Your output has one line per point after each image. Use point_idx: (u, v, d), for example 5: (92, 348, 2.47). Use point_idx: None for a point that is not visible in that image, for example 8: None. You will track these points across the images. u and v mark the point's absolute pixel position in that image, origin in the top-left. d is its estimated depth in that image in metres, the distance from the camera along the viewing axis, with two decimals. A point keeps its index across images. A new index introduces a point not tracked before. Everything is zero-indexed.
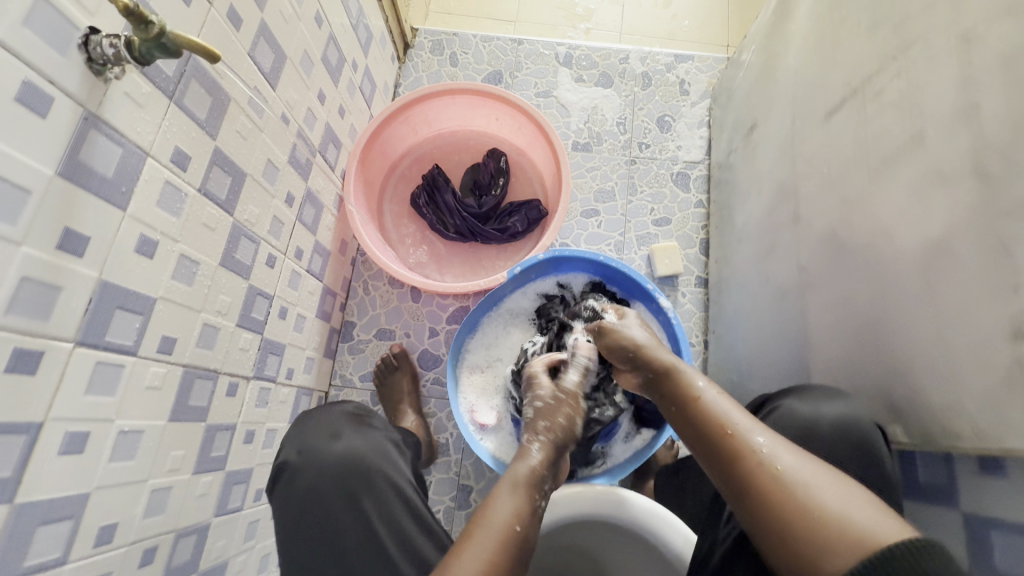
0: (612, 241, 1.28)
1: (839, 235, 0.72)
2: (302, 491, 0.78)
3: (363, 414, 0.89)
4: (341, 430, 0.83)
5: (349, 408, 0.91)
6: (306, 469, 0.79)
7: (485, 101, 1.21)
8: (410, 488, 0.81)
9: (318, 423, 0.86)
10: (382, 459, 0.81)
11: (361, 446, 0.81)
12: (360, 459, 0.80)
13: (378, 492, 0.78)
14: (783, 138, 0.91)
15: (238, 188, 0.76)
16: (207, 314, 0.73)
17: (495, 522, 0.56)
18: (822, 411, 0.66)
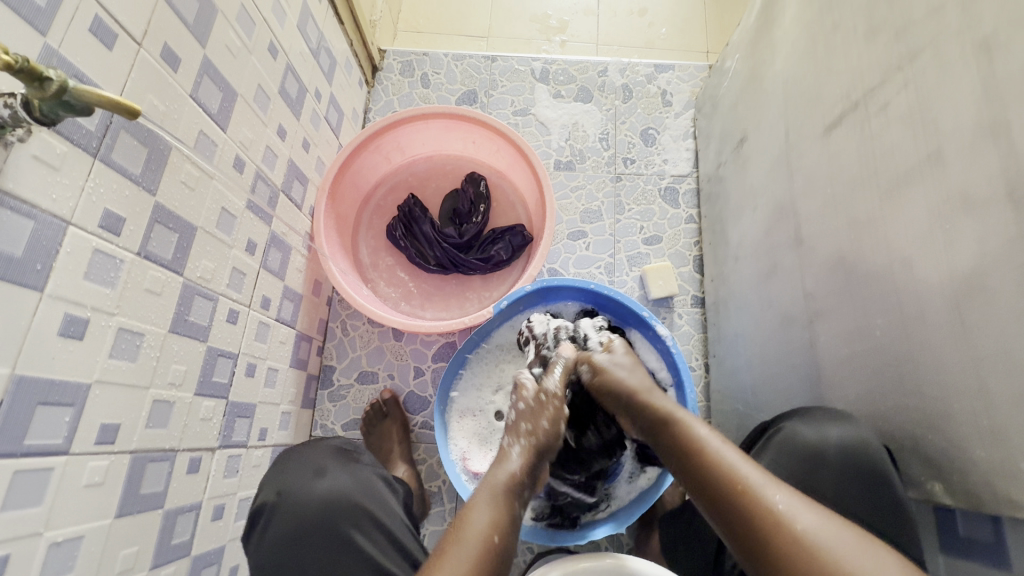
0: (602, 263, 1.21)
1: (851, 261, 0.65)
2: (281, 539, 0.69)
3: (352, 448, 0.80)
4: (327, 467, 0.74)
5: (333, 441, 0.80)
6: (287, 518, 0.70)
7: (460, 124, 1.14)
8: (399, 528, 0.73)
9: (302, 459, 0.75)
10: (368, 498, 0.73)
11: (351, 487, 0.73)
12: (346, 499, 0.72)
13: (368, 535, 0.71)
14: (776, 152, 0.85)
15: (187, 244, 0.68)
16: (157, 389, 0.65)
17: (474, 532, 0.57)
18: (827, 434, 0.63)
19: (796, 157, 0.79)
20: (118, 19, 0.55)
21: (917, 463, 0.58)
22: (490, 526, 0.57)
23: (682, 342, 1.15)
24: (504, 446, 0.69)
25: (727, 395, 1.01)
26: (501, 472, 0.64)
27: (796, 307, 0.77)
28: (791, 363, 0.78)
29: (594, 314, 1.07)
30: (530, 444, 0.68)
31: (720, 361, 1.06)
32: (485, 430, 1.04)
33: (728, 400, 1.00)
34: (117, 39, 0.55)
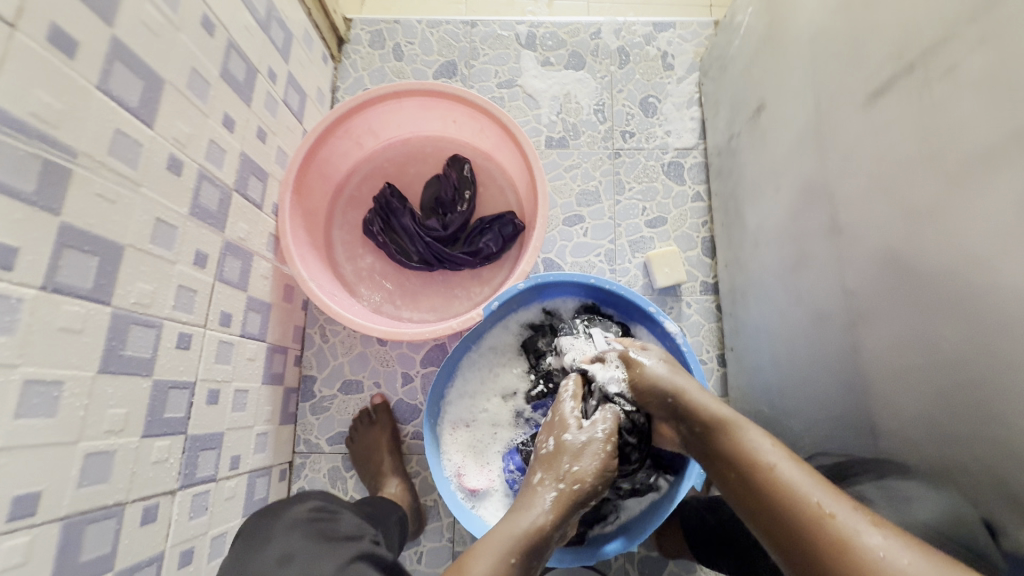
0: (602, 251, 1.11)
1: (904, 259, 0.55)
2: None
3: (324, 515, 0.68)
4: (292, 552, 0.60)
5: (308, 505, 0.68)
6: None
7: (438, 101, 1.02)
8: None
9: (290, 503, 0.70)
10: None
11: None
12: None
13: None
14: (801, 123, 0.74)
15: (112, 268, 0.58)
16: (90, 442, 0.56)
17: None
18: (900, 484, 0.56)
19: (828, 129, 0.67)
20: None
21: (997, 501, 0.48)
22: None
23: (692, 334, 1.06)
24: (537, 483, 0.63)
25: (747, 393, 0.93)
26: (528, 520, 0.59)
27: (832, 305, 0.67)
28: (827, 368, 0.69)
29: (594, 309, 0.97)
30: (569, 490, 0.62)
31: (738, 356, 0.97)
32: (479, 441, 0.96)
33: (750, 399, 0.92)
34: None
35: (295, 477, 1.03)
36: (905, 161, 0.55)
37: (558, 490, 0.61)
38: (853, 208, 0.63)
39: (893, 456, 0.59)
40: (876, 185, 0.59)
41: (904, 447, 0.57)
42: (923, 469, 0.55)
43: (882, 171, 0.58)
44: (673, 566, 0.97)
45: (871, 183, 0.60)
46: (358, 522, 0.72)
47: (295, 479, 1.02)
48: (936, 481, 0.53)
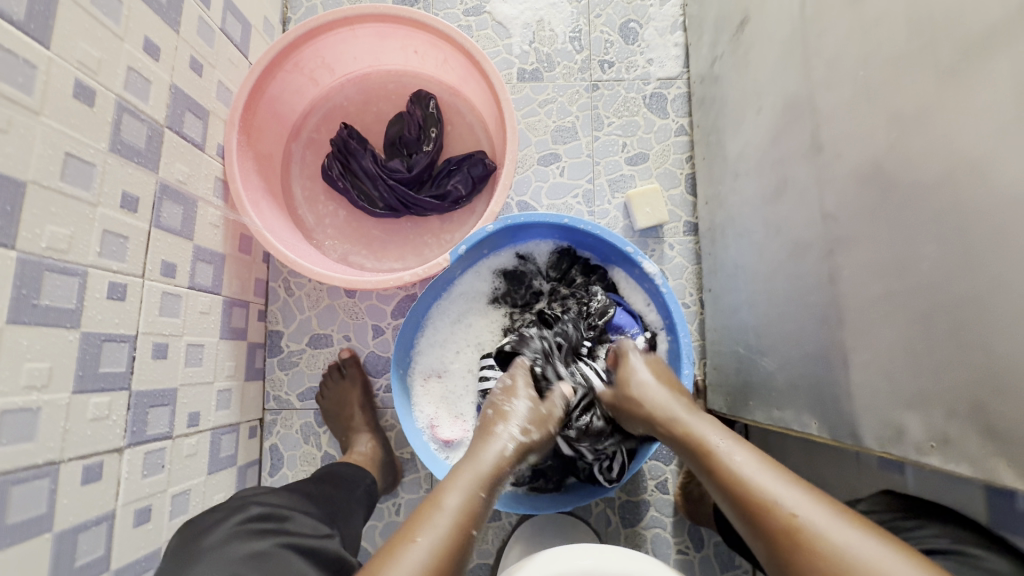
0: (580, 191, 1.04)
1: (889, 172, 0.49)
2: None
3: (271, 521, 0.63)
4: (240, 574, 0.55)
5: (246, 514, 0.63)
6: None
7: (395, 29, 0.92)
8: None
9: (226, 509, 0.65)
10: None
11: None
12: None
13: None
14: (789, 31, 0.66)
15: (9, 207, 0.51)
16: (5, 398, 0.51)
17: (447, 510, 0.54)
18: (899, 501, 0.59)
19: (818, 34, 0.60)
20: None
21: (965, 428, 0.44)
22: (467, 519, 0.55)
23: (673, 277, 1.01)
24: (495, 428, 0.66)
25: (724, 334, 0.89)
26: (491, 459, 0.61)
27: (811, 231, 0.62)
28: (805, 303, 0.64)
29: (570, 253, 0.91)
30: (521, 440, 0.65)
31: (716, 297, 0.93)
32: (453, 392, 0.91)
33: (728, 341, 0.87)
34: None
35: (267, 434, 1.00)
36: (897, 59, 0.49)
37: (517, 439, 0.65)
38: (835, 120, 0.57)
39: (866, 390, 0.54)
40: (861, 91, 0.53)
41: (879, 382, 0.52)
42: (891, 403, 0.51)
43: (872, 78, 0.51)
44: (653, 510, 0.96)
45: (854, 90, 0.54)
46: (313, 523, 0.67)
47: (266, 436, 1.00)
48: (914, 415, 0.49)
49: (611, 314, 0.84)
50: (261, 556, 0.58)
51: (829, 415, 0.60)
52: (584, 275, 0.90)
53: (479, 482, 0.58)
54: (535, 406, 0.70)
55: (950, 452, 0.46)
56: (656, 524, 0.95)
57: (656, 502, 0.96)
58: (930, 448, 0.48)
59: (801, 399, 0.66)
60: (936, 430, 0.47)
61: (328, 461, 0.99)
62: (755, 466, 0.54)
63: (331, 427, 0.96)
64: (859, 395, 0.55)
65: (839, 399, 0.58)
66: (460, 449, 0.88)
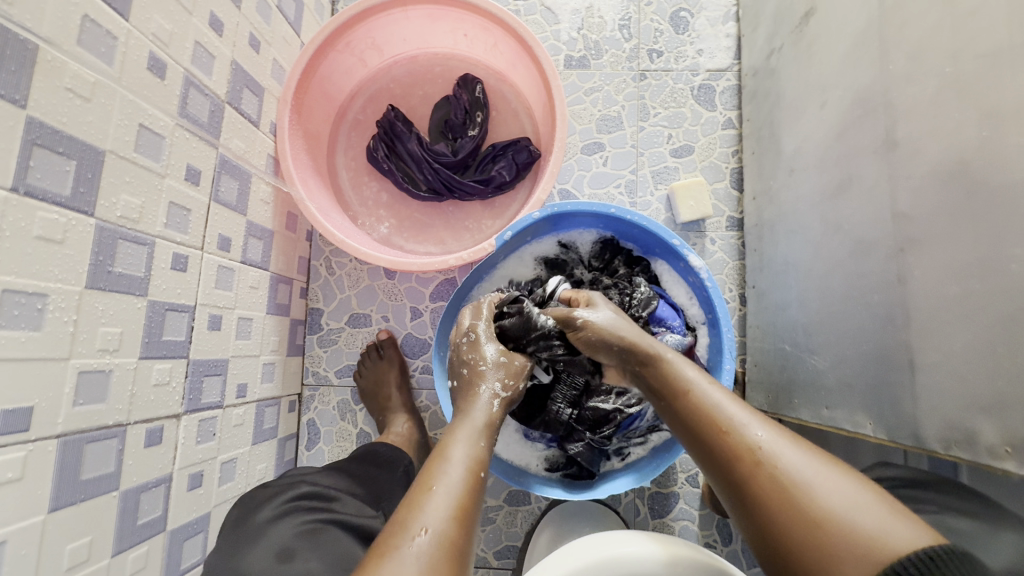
0: (622, 182, 1.03)
1: (977, 172, 0.49)
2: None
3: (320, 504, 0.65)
4: (293, 547, 0.57)
5: (297, 491, 0.66)
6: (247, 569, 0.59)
7: (447, 11, 0.92)
8: None
9: (279, 486, 0.68)
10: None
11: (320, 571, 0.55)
12: None
13: None
14: (862, 24, 0.64)
15: (91, 175, 0.53)
16: (83, 359, 0.53)
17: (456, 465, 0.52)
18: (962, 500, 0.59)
19: (896, 27, 0.58)
20: None
21: None
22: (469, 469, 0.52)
23: (714, 272, 1.00)
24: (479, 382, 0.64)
25: (767, 331, 0.88)
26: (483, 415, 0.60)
27: (876, 229, 0.61)
28: (865, 303, 0.63)
29: (613, 243, 0.90)
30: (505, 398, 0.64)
31: (760, 294, 0.92)
32: None
33: (771, 338, 0.87)
34: None
35: (305, 409, 1.02)
36: (994, 53, 0.47)
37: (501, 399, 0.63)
38: (914, 116, 0.56)
39: (932, 392, 0.54)
40: (949, 86, 0.52)
41: (945, 383, 0.52)
42: (962, 406, 0.51)
43: (961, 74, 0.50)
44: (683, 503, 0.96)
45: (937, 87, 0.52)
46: (361, 506, 0.69)
47: (304, 411, 1.02)
48: (987, 420, 0.48)
49: (654, 306, 0.82)
50: (314, 536, 0.59)
51: (887, 415, 0.60)
52: (626, 266, 0.90)
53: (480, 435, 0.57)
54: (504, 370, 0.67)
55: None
56: (685, 517, 0.96)
57: (686, 495, 0.96)
58: (1005, 452, 0.47)
59: (855, 399, 0.65)
60: (1013, 434, 0.46)
61: (363, 438, 1.01)
62: (760, 427, 0.48)
63: (368, 405, 0.98)
64: (924, 398, 0.55)
65: (901, 402, 0.58)
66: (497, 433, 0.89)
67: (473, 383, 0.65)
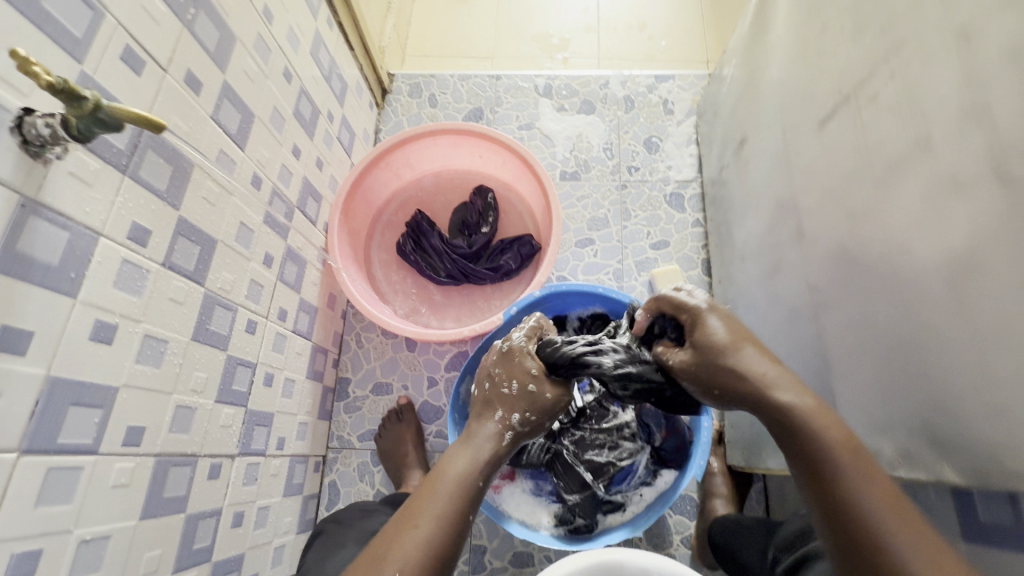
0: (610, 269, 1.22)
1: (851, 250, 0.66)
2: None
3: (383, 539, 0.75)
4: None
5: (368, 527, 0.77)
6: None
7: (467, 139, 1.18)
8: None
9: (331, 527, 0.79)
10: None
11: None
12: None
13: None
14: (775, 151, 0.86)
15: (208, 256, 0.72)
16: (180, 395, 0.68)
17: (452, 473, 0.61)
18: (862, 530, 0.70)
19: (794, 155, 0.80)
20: (145, 47, 0.60)
21: (917, 441, 0.57)
22: (467, 468, 0.62)
23: None
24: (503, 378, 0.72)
25: None
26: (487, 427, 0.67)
27: (801, 299, 0.78)
28: (806, 358, 0.77)
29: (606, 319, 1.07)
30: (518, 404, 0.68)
31: None
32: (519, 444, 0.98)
33: None
34: (144, 65, 0.60)
35: (328, 470, 1.12)
36: (847, 172, 0.67)
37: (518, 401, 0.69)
38: (813, 216, 0.75)
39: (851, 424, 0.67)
40: (828, 193, 0.71)
41: (859, 416, 0.66)
42: (871, 429, 0.63)
43: (833, 182, 0.70)
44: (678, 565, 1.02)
45: (821, 192, 0.72)
46: None
47: (327, 472, 1.12)
48: (886, 439, 0.61)
49: None
50: None
51: None
52: None
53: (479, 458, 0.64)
54: (520, 381, 0.71)
55: (910, 463, 0.58)
56: None
57: (681, 558, 1.02)
58: (901, 465, 0.60)
59: None
60: (902, 448, 0.59)
61: (379, 498, 1.10)
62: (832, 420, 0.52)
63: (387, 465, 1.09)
64: None
65: None
66: (508, 496, 0.97)
67: (492, 383, 0.72)
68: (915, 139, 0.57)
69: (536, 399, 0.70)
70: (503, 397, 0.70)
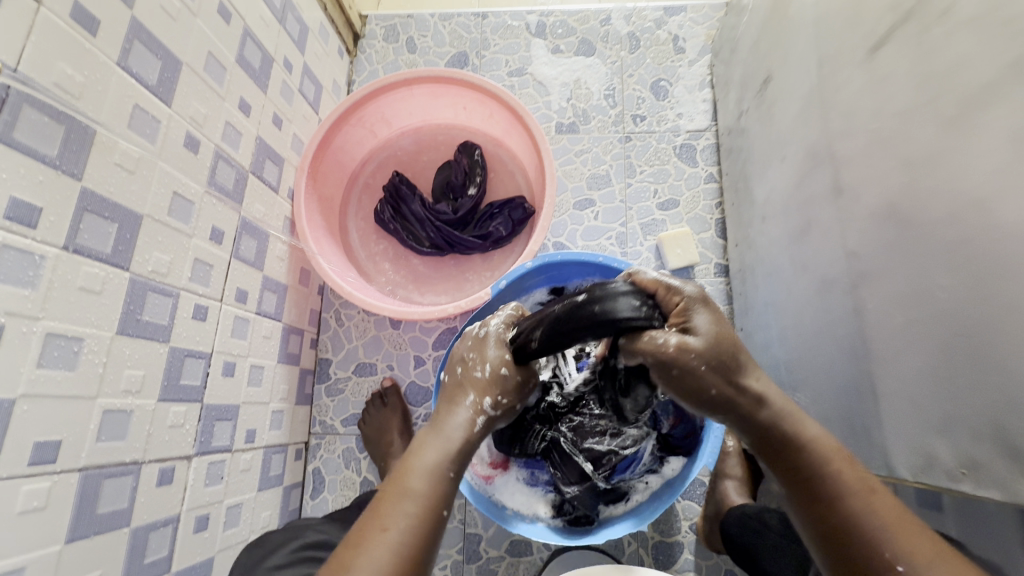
0: (613, 234, 1.10)
1: (901, 210, 0.54)
2: None
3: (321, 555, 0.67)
4: None
5: (302, 540, 0.69)
6: None
7: (447, 88, 1.03)
8: None
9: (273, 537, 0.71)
10: None
11: None
12: None
13: None
14: (809, 89, 0.72)
15: (130, 235, 0.61)
16: (107, 399, 0.58)
17: (424, 464, 0.52)
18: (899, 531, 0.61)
19: (835, 92, 0.66)
20: None
21: (984, 447, 0.47)
22: (443, 460, 0.53)
23: None
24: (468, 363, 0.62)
25: None
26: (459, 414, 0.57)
27: (836, 267, 0.66)
28: (839, 337, 0.66)
29: None
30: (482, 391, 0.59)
31: (747, 335, 0.95)
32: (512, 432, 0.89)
33: None
34: None
35: (311, 457, 1.05)
36: (908, 110, 0.54)
37: (482, 388, 0.59)
38: (854, 166, 0.62)
39: (896, 418, 0.57)
40: (877, 138, 0.57)
41: (906, 411, 0.55)
42: (924, 426, 0.53)
43: (885, 124, 0.57)
44: (687, 553, 0.95)
45: (870, 137, 0.59)
46: None
47: (310, 459, 1.05)
48: (943, 442, 0.51)
49: None
50: None
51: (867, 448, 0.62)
52: None
53: (452, 449, 0.54)
54: (496, 365, 0.60)
55: (978, 476, 0.47)
56: (689, 568, 0.94)
57: (690, 545, 0.95)
58: (961, 474, 0.49)
59: (836, 432, 0.68)
60: (965, 454, 0.49)
61: (366, 486, 1.03)
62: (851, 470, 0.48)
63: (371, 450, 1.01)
64: (891, 426, 0.58)
65: (871, 431, 0.61)
66: (500, 488, 0.89)
67: (460, 367, 0.62)
68: (1010, 62, 0.43)
69: (509, 382, 0.60)
70: (476, 382, 0.60)
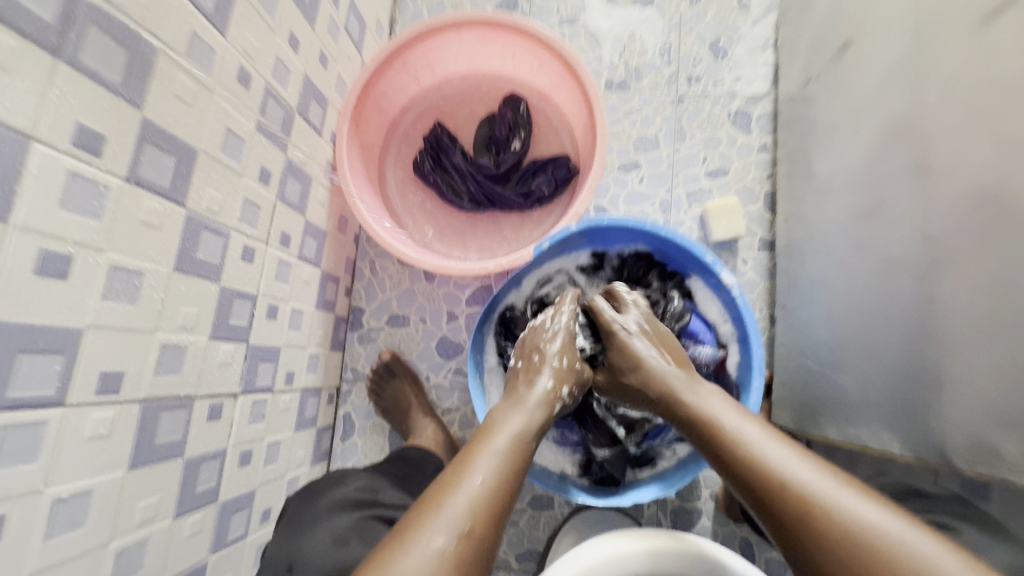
0: (656, 200, 1.07)
1: (1006, 199, 0.52)
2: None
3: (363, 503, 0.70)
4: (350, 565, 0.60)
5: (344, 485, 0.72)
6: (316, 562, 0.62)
7: (498, 35, 0.98)
8: None
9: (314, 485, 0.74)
10: None
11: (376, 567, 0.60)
12: None
13: None
14: (898, 59, 0.67)
15: (187, 170, 0.59)
16: (165, 333, 0.59)
17: (498, 439, 0.57)
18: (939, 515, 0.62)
19: (933, 64, 0.61)
20: None
21: None
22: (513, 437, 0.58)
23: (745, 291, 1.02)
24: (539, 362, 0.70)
25: (792, 351, 0.90)
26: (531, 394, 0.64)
27: (905, 250, 0.64)
28: (898, 322, 0.64)
29: (649, 258, 0.93)
30: (558, 373, 0.69)
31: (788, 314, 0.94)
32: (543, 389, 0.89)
33: (797, 358, 0.89)
34: None
35: (343, 402, 1.07)
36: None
37: (557, 376, 0.68)
38: (945, 146, 0.58)
39: (959, 410, 0.56)
40: (981, 118, 0.54)
41: (974, 404, 0.55)
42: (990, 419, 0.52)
43: (992, 104, 0.53)
44: (705, 519, 0.97)
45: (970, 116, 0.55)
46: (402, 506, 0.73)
47: (341, 404, 1.07)
48: None
49: (687, 320, 0.86)
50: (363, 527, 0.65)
51: (912, 433, 0.62)
52: (660, 280, 0.92)
53: (519, 430, 0.59)
54: (568, 357, 0.71)
55: None
56: (705, 533, 0.96)
57: (710, 513, 0.97)
58: None
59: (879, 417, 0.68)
60: None
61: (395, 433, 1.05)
62: (775, 449, 0.53)
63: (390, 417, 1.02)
64: (952, 416, 0.57)
65: (923, 419, 0.60)
66: None
67: (532, 361, 0.71)
68: None
69: (576, 376, 0.71)
70: (555, 371, 0.69)
